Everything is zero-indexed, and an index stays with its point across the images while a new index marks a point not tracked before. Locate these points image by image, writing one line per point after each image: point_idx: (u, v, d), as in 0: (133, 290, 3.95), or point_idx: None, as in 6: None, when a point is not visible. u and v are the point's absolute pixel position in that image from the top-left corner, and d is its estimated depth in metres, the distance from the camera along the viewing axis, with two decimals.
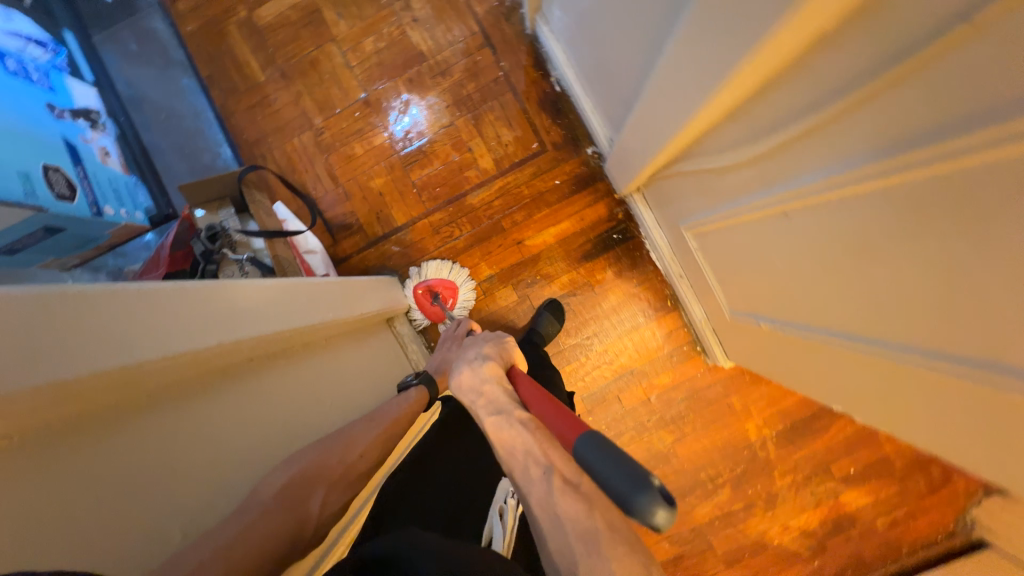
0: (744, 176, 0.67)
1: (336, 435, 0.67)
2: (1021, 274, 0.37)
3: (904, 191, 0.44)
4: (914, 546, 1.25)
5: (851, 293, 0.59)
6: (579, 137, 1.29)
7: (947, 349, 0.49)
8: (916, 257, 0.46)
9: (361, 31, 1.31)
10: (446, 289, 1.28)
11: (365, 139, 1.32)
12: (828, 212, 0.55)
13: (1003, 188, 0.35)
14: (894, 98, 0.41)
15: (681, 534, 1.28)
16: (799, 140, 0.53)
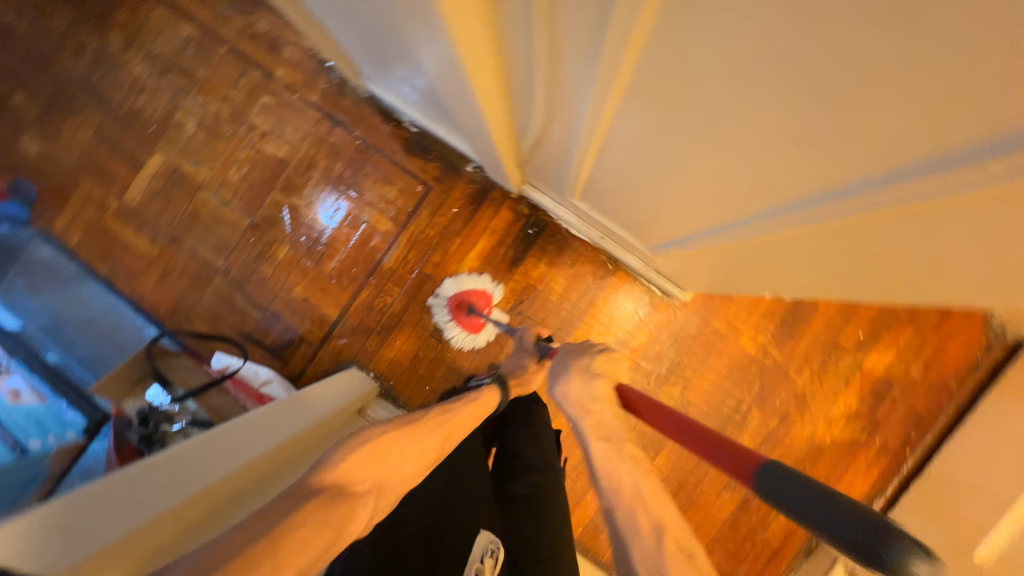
0: (556, 133, 0.68)
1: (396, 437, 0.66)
2: (751, 117, 0.36)
3: (636, 89, 0.43)
4: (958, 377, 1.18)
5: (693, 191, 0.58)
6: (454, 161, 1.31)
7: (780, 207, 0.47)
8: (691, 139, 0.45)
9: (222, 167, 1.35)
10: (481, 300, 1.28)
11: (270, 257, 1.34)
12: (619, 132, 0.55)
13: (675, 52, 0.35)
14: (569, 37, 0.41)
15: (736, 475, 1.21)
16: (553, 88, 0.54)
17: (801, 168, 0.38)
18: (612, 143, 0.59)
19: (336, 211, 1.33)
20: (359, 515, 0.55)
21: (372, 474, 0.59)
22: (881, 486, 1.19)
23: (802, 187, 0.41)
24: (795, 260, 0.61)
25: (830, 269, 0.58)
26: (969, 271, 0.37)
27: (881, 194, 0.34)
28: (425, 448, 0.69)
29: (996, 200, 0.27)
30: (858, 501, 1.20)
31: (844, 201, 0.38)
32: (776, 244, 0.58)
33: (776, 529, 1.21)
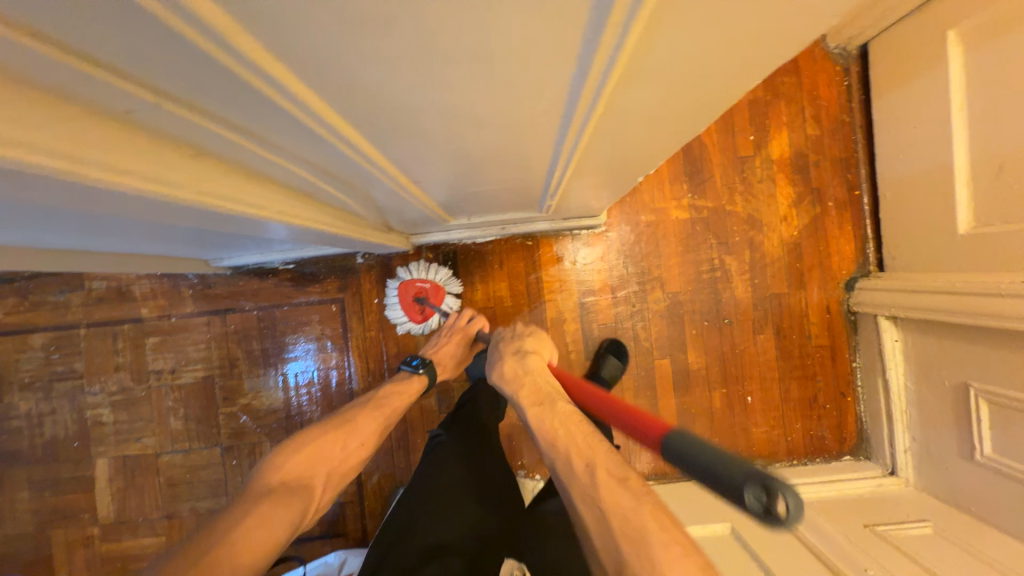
0: (378, 194, 0.68)
1: (332, 441, 0.83)
2: (469, 97, 0.38)
3: (382, 133, 0.44)
4: (847, 108, 1.23)
5: (508, 161, 0.59)
6: (344, 263, 1.30)
7: (567, 134, 0.49)
8: (458, 136, 0.47)
9: (161, 424, 1.29)
10: (432, 290, 1.24)
11: (262, 462, 1.29)
12: (411, 163, 0.55)
13: (368, 97, 0.36)
14: (298, 141, 0.43)
15: (755, 317, 1.24)
16: (331, 170, 0.54)
17: (536, 98, 0.39)
18: (416, 175, 0.60)
19: (293, 369, 1.30)
20: (310, 500, 0.76)
21: (315, 468, 0.79)
22: (863, 235, 1.22)
23: (552, 109, 0.42)
24: (628, 148, 0.63)
25: (657, 138, 0.60)
26: (715, 70, 0.39)
27: (597, 83, 0.35)
28: (364, 438, 0.87)
29: (658, 22, 0.29)
30: (857, 261, 1.23)
31: (585, 106, 0.40)
32: (597, 153, 0.59)
33: (818, 332, 1.23)
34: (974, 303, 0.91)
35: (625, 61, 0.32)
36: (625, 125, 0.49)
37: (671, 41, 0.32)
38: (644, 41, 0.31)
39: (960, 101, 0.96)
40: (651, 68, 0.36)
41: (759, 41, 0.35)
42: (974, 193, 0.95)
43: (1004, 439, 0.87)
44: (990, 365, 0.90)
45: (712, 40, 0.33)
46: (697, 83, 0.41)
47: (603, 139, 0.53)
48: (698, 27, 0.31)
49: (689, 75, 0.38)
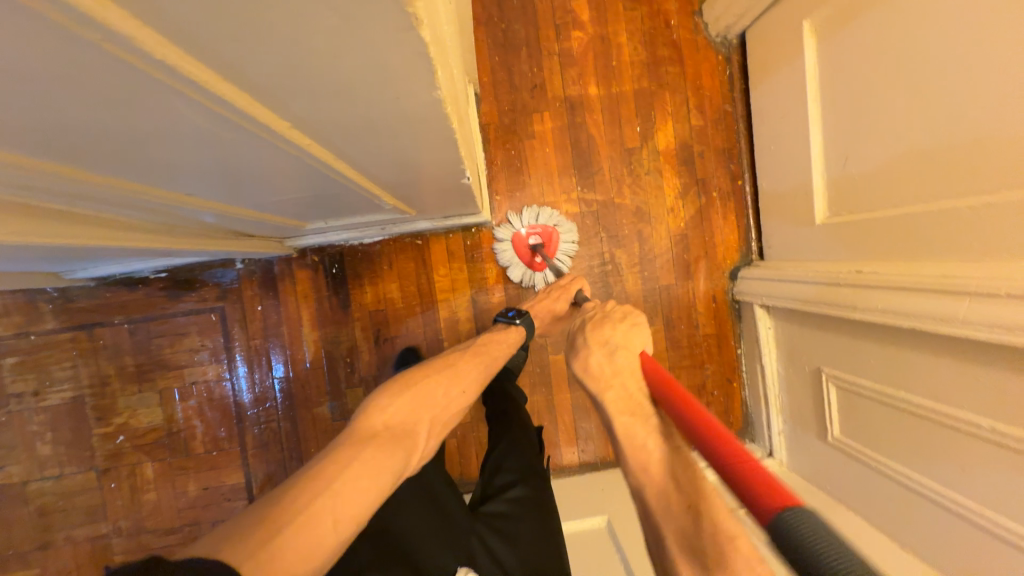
0: (192, 214, 0.66)
1: (434, 383, 0.76)
2: (170, 144, 0.37)
3: (123, 178, 0.43)
4: (727, 98, 1.24)
5: (293, 176, 0.57)
6: (222, 270, 1.22)
7: (312, 153, 0.48)
8: (210, 168, 0.46)
9: (27, 450, 1.20)
10: (550, 241, 1.20)
11: (145, 483, 1.23)
12: (194, 192, 0.54)
13: (59, 159, 0.35)
14: (28, 191, 0.41)
15: (646, 309, 1.25)
16: (110, 204, 0.52)
17: (199, 130, 0.36)
18: (203, 194, 0.56)
19: (178, 383, 1.23)
20: (416, 448, 0.68)
21: (419, 414, 0.71)
22: (746, 225, 1.25)
23: (236, 137, 0.39)
24: (422, 159, 0.61)
25: (435, 145, 0.57)
26: (378, 81, 0.36)
27: (218, 104, 0.32)
28: (464, 386, 0.79)
29: (196, 43, 0.26)
30: (741, 250, 1.25)
31: (246, 124, 0.37)
32: (364, 158, 0.55)
33: (705, 321, 1.26)
34: (820, 294, 0.94)
35: (206, 80, 0.29)
36: (370, 134, 0.48)
37: (253, 58, 0.29)
38: (208, 59, 0.28)
39: (814, 94, 0.98)
40: (275, 80, 0.32)
41: (391, 54, 0.33)
42: (826, 185, 0.98)
43: (850, 421, 0.91)
44: (838, 351, 0.94)
45: (315, 55, 0.31)
46: (375, 93, 0.38)
47: (361, 147, 0.51)
48: (270, 45, 0.28)
49: (369, 90, 0.37)
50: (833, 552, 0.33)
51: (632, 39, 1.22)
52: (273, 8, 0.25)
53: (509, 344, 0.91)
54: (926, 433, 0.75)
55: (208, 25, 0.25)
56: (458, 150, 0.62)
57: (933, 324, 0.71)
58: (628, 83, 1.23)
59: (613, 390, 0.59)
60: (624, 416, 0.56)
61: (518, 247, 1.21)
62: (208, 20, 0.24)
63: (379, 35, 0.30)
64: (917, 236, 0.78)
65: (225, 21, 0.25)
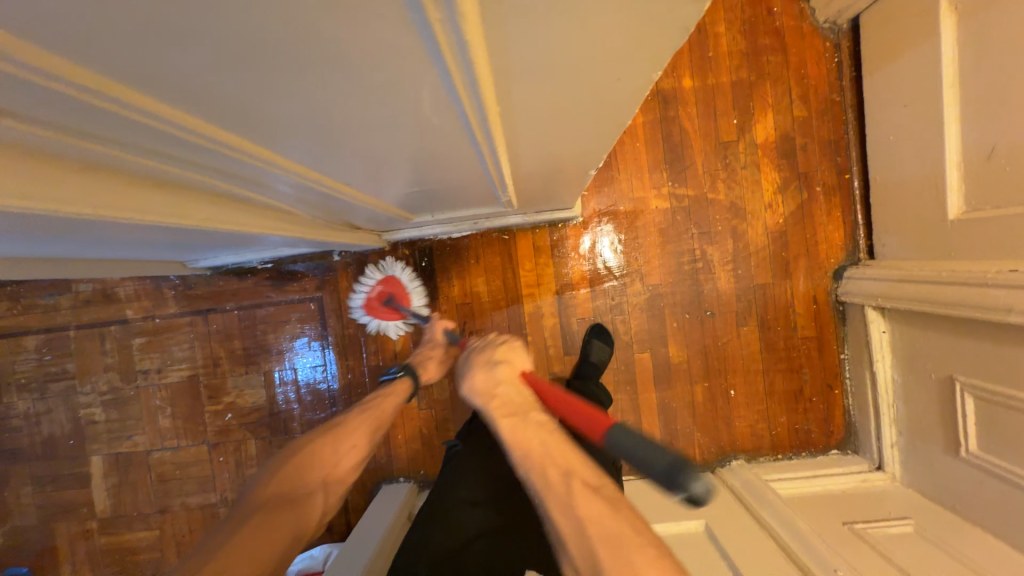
0: (326, 200, 0.69)
1: (327, 440, 0.79)
2: (373, 117, 0.38)
3: (308, 154, 0.45)
4: (836, 87, 1.16)
5: (444, 167, 0.58)
6: (322, 262, 1.29)
7: (488, 149, 0.48)
8: (384, 149, 0.47)
9: (150, 422, 1.32)
10: (402, 294, 1.20)
11: (248, 458, 1.32)
12: (347, 175, 0.56)
13: (274, 127, 0.37)
14: (225, 163, 0.44)
15: (739, 309, 1.20)
16: (271, 186, 0.55)
17: (420, 101, 0.36)
18: (348, 172, 0.55)
19: (279, 367, 1.31)
20: (311, 510, 0.70)
21: (311, 478, 0.73)
22: (854, 222, 1.17)
23: (443, 114, 0.39)
24: (567, 154, 0.61)
25: (587, 142, 0.57)
26: (603, 79, 0.36)
27: (468, 90, 0.32)
28: (356, 441, 0.82)
29: (500, 30, 0.26)
30: (847, 249, 1.17)
31: (472, 110, 0.37)
32: (522, 152, 0.56)
33: (805, 323, 1.19)
34: (960, 295, 0.86)
35: (481, 68, 0.29)
36: (548, 132, 0.48)
37: (528, 49, 0.29)
38: (495, 48, 0.28)
39: (952, 78, 0.90)
40: (525, 73, 0.33)
41: (640, 52, 0.32)
42: (964, 177, 0.89)
43: (991, 434, 0.83)
44: (978, 357, 0.85)
45: (578, 50, 0.30)
46: (592, 91, 0.38)
47: (528, 142, 0.51)
48: (555, 36, 0.28)
49: (588, 86, 0.37)
50: (631, 440, 0.54)
51: (731, 28, 1.17)
52: (586, 1, 0.25)
53: (393, 395, 0.93)
54: None
55: (520, 14, 0.25)
56: (602, 145, 0.62)
57: None
58: (726, 74, 1.18)
59: (499, 401, 0.62)
60: (507, 419, 0.60)
61: (371, 298, 1.20)
62: (526, 9, 0.25)
63: (650, 32, 0.29)
64: None
65: (539, 10, 0.25)
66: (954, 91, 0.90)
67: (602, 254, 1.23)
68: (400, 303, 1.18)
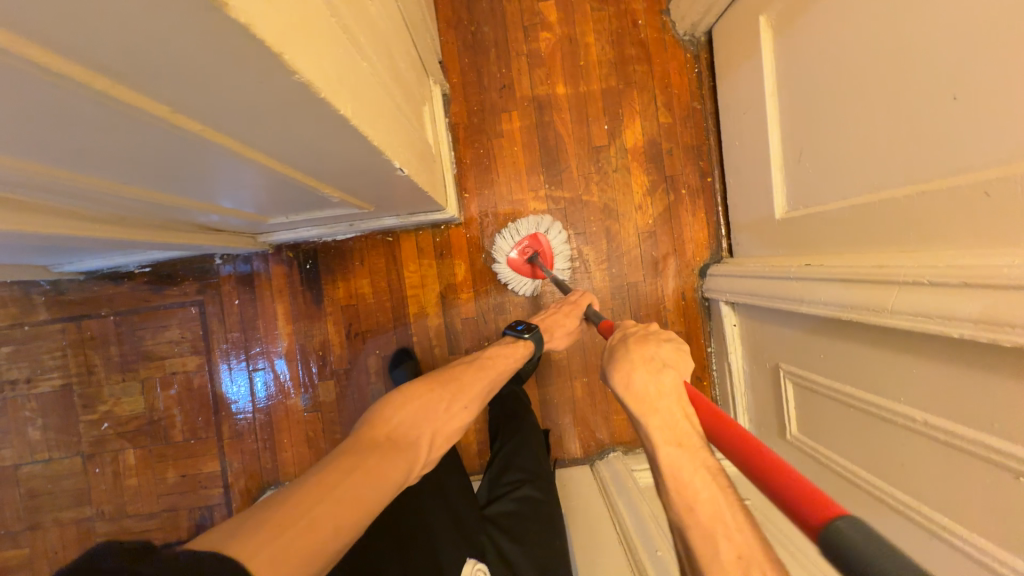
0: (130, 203, 0.70)
1: (438, 390, 0.78)
2: (62, 133, 0.40)
3: (36, 165, 0.47)
4: (695, 96, 1.23)
5: (223, 172, 0.60)
6: (203, 266, 1.28)
7: (221, 150, 0.50)
8: (123, 157, 0.49)
9: (19, 435, 1.26)
10: (547, 252, 1.20)
11: (127, 469, 1.28)
12: (120, 182, 0.58)
13: None
14: None
15: (614, 306, 1.25)
16: (35, 191, 0.56)
17: (71, 111, 0.37)
18: (104, 174, 0.54)
19: (159, 374, 1.28)
20: (422, 454, 0.69)
21: (423, 424, 0.72)
22: (715, 222, 1.24)
23: (121, 123, 0.40)
24: (350, 156, 0.63)
25: (355, 145, 0.59)
26: (251, 81, 0.38)
27: (83, 92, 0.33)
28: (470, 397, 0.81)
29: (46, 41, 0.28)
30: (710, 248, 1.24)
31: (129, 113, 0.38)
32: (289, 153, 0.58)
33: (674, 319, 1.25)
34: (775, 289, 0.92)
35: (80, 79, 0.32)
36: (285, 132, 0.50)
37: (104, 53, 0.30)
38: (61, 52, 0.29)
39: (772, 88, 0.97)
40: (143, 75, 0.34)
41: (262, 62, 0.35)
42: (785, 181, 0.97)
43: (807, 417, 0.89)
44: (795, 347, 0.92)
45: (186, 57, 0.33)
46: (269, 94, 0.41)
47: (274, 143, 0.53)
48: (139, 46, 0.30)
49: (255, 90, 0.39)
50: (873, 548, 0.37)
51: (599, 38, 1.24)
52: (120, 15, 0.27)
53: (516, 356, 0.94)
54: (874, 426, 0.73)
55: (55, 25, 0.27)
56: (388, 145, 0.64)
57: (865, 314, 0.69)
58: (596, 82, 1.24)
59: (658, 416, 0.60)
60: (669, 445, 0.57)
61: (516, 256, 1.20)
62: (59, 21, 0.27)
63: (226, 38, 0.31)
64: (859, 225, 0.76)
65: (73, 23, 0.27)
66: (774, 98, 0.97)
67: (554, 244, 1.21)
68: (545, 263, 1.19)
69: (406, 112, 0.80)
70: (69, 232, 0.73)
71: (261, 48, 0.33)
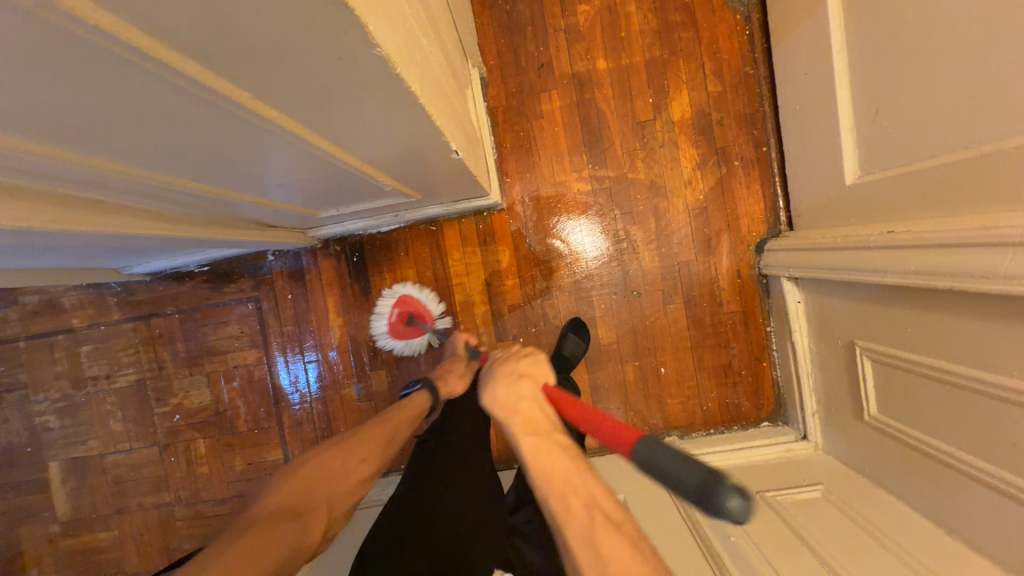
0: (199, 200, 0.72)
1: (332, 454, 0.79)
2: (153, 124, 0.41)
3: (124, 160, 0.49)
4: (747, 60, 1.16)
5: (288, 161, 0.61)
6: (257, 263, 1.33)
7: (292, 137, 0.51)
8: (202, 148, 0.50)
9: (103, 427, 1.36)
10: (421, 311, 1.20)
11: (199, 457, 1.35)
12: (193, 176, 0.59)
13: (61, 142, 0.40)
14: (41, 176, 0.47)
15: (664, 287, 1.21)
16: (118, 189, 0.58)
17: (159, 95, 0.37)
18: (180, 168, 0.55)
19: (222, 367, 1.34)
20: (314, 522, 0.69)
21: (316, 491, 0.73)
22: (773, 194, 1.17)
23: (203, 108, 0.41)
24: (408, 141, 0.63)
25: (415, 128, 0.58)
26: (333, 58, 0.37)
27: (173, 74, 0.34)
28: (365, 455, 0.82)
29: (146, 20, 0.28)
30: (768, 221, 1.17)
31: (212, 98, 0.38)
32: (353, 139, 0.58)
33: (730, 299, 1.19)
34: (847, 260, 0.86)
35: (170, 59, 0.32)
36: (352, 115, 0.50)
37: (195, 31, 0.30)
38: (155, 33, 0.30)
39: (839, 42, 0.89)
40: (229, 55, 0.34)
41: (339, 35, 0.34)
42: (857, 142, 0.89)
43: (888, 396, 0.84)
44: (874, 322, 0.85)
45: (270, 32, 0.32)
46: (342, 73, 0.40)
47: (340, 128, 0.53)
48: (228, 22, 0.30)
49: (330, 68, 0.39)
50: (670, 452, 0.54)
51: (641, 7, 1.18)
52: None
53: (410, 409, 0.93)
54: (974, 403, 0.67)
55: (155, 2, 0.27)
56: (445, 127, 0.63)
57: (965, 282, 0.63)
58: (638, 54, 1.18)
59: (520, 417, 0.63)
60: (529, 435, 0.61)
61: (393, 314, 1.19)
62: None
63: (312, 10, 0.31)
64: (955, 186, 0.69)
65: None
66: (841, 54, 0.89)
67: (580, 241, 1.22)
68: (422, 322, 1.19)
69: (455, 94, 0.78)
70: (144, 232, 0.77)
71: (347, 20, 0.32)
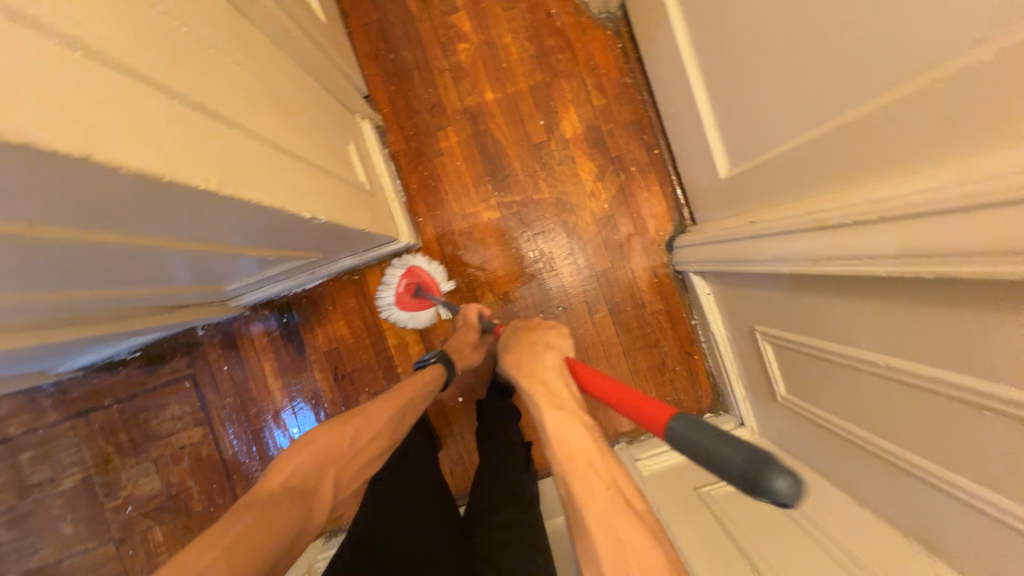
0: (72, 306, 0.73)
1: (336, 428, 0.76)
2: None
3: None
4: (623, 71, 1.21)
5: (136, 259, 0.62)
6: (187, 340, 1.33)
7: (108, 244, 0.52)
8: (21, 270, 0.51)
9: (54, 532, 1.32)
10: (428, 281, 1.21)
11: (157, 547, 1.32)
12: (42, 290, 0.60)
13: None
14: None
15: (587, 298, 1.23)
16: None
17: None
18: (17, 287, 0.56)
19: (168, 450, 1.33)
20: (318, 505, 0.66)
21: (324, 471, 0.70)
22: (671, 193, 1.21)
23: None
24: (256, 220, 0.64)
25: (247, 212, 0.59)
26: (77, 186, 0.39)
27: None
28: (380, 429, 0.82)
29: None
30: (673, 219, 1.21)
31: None
32: (188, 229, 0.59)
33: (652, 299, 1.22)
34: (731, 251, 0.89)
35: None
36: (164, 214, 0.51)
37: None
38: None
39: (687, 48, 0.94)
40: None
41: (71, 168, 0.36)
42: (721, 138, 0.93)
43: (791, 376, 0.86)
44: (765, 307, 0.88)
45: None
46: (109, 191, 0.41)
47: (163, 225, 0.54)
48: None
49: (93, 190, 0.40)
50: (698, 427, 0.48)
51: (516, 37, 1.23)
52: None
53: (430, 378, 0.95)
54: (848, 377, 0.69)
55: None
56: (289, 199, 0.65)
57: (810, 266, 0.66)
58: (522, 81, 1.23)
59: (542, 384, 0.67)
60: (551, 410, 0.64)
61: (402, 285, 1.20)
62: None
63: (9, 161, 0.32)
64: (791, 173, 0.73)
65: None
66: (691, 59, 0.94)
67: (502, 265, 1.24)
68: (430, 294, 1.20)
69: (318, 159, 0.81)
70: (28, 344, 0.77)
71: (54, 159, 0.34)
